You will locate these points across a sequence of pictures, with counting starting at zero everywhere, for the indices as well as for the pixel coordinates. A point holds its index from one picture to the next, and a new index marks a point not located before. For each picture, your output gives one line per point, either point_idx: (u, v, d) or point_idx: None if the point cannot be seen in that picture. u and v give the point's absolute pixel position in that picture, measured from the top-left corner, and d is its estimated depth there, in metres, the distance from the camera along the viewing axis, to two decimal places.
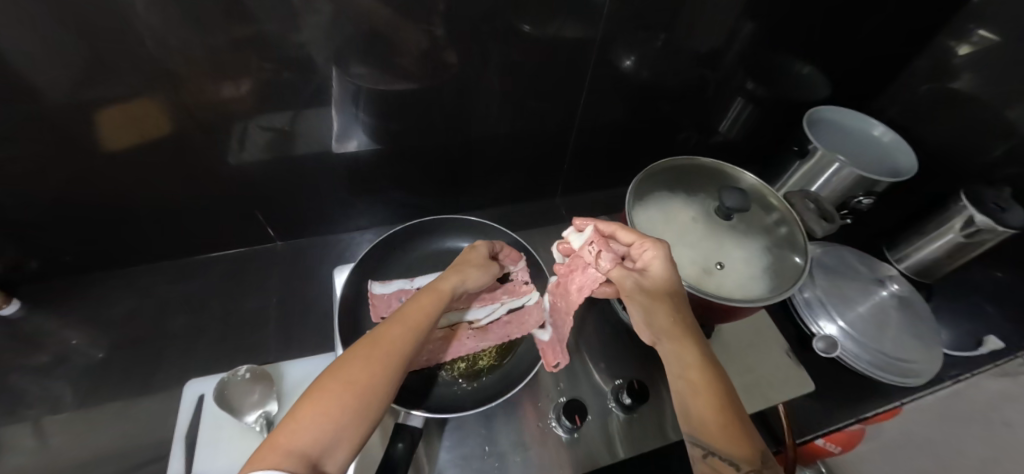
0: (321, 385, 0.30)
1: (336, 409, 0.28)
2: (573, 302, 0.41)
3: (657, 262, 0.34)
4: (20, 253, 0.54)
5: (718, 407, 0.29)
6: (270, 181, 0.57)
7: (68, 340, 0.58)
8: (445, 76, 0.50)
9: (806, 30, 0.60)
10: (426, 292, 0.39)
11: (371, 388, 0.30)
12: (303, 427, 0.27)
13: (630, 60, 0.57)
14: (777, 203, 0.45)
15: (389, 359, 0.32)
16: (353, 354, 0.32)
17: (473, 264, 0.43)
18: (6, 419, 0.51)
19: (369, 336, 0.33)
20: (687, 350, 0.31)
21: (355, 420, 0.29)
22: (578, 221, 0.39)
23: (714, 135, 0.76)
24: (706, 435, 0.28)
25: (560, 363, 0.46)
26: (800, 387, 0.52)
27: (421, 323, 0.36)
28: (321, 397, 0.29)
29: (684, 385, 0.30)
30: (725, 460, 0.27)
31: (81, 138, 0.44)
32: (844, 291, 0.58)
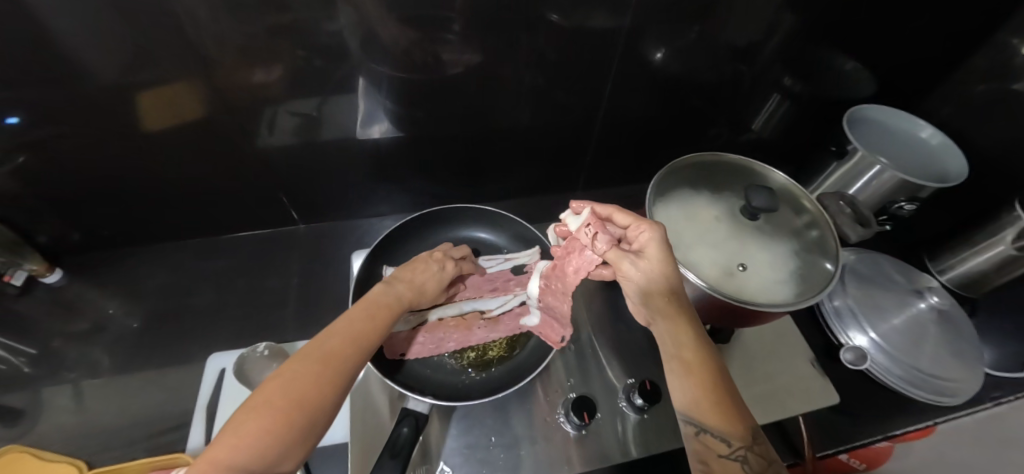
0: (262, 398, 0.25)
1: (284, 420, 0.25)
2: (571, 283, 0.39)
3: (653, 244, 0.32)
4: (64, 225, 0.58)
5: (711, 385, 0.27)
6: (294, 165, 0.58)
7: (105, 309, 0.61)
8: (468, 65, 0.50)
9: (854, 24, 0.56)
10: (375, 306, 0.36)
11: (318, 401, 0.26)
12: (243, 444, 0.23)
13: (660, 53, 0.55)
14: (810, 206, 0.43)
15: (343, 366, 0.29)
16: (297, 365, 0.28)
17: (424, 295, 0.41)
18: (49, 380, 0.55)
19: (315, 346, 0.30)
20: (681, 328, 0.29)
21: (304, 432, 0.25)
22: (576, 204, 0.38)
23: (745, 133, 0.73)
24: (698, 412, 0.27)
25: (564, 336, 0.44)
26: (822, 399, 0.49)
27: (372, 332, 0.33)
28: (259, 412, 0.24)
29: (677, 364, 0.29)
30: (717, 438, 0.25)
31: (119, 118, 0.46)
32: (877, 300, 0.54)
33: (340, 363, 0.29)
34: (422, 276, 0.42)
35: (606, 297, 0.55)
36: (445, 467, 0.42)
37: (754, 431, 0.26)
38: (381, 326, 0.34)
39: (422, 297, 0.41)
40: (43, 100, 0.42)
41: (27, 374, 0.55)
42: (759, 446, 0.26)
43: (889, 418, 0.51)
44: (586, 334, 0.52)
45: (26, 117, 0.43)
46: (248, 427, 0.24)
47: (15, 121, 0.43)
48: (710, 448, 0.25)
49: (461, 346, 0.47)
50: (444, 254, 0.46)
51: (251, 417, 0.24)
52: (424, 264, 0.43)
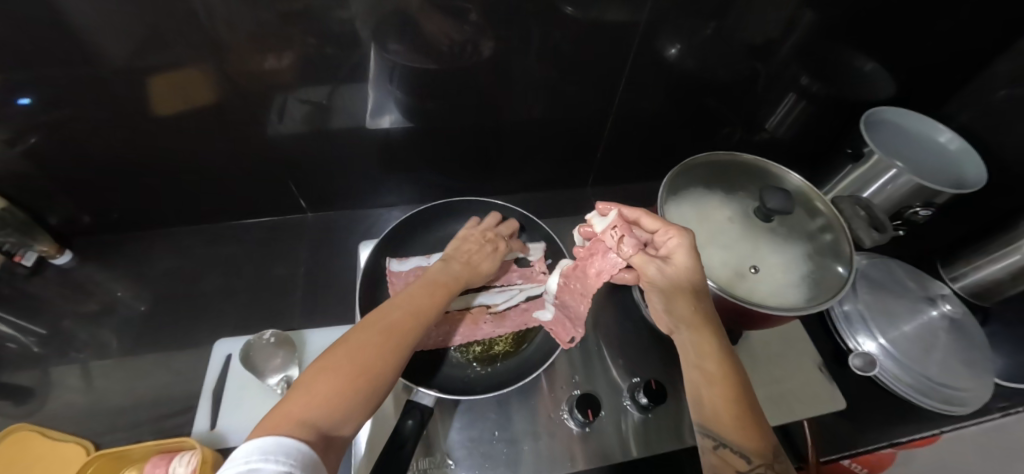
0: (329, 362, 0.28)
1: (347, 384, 0.27)
2: (591, 286, 0.39)
3: (681, 251, 0.32)
4: (74, 207, 0.58)
5: (733, 399, 0.28)
6: (303, 153, 0.58)
7: (114, 291, 0.61)
8: (481, 56, 0.49)
9: (876, 24, 0.55)
10: (433, 286, 0.39)
11: (380, 371, 0.29)
12: (312, 400, 0.25)
13: (675, 49, 0.54)
14: (823, 208, 0.43)
15: (400, 341, 0.31)
16: (366, 333, 0.30)
17: (479, 273, 0.44)
18: (58, 360, 0.56)
19: (381, 318, 0.32)
20: (705, 339, 0.30)
21: (366, 399, 0.27)
22: (602, 205, 0.37)
23: (759, 133, 0.72)
24: (716, 426, 0.28)
25: (575, 338, 0.44)
26: (828, 404, 0.49)
27: (429, 312, 0.35)
28: (332, 372, 0.27)
29: (700, 375, 0.30)
30: (737, 453, 0.26)
31: (130, 102, 0.46)
32: (888, 307, 0.54)
33: (398, 338, 0.31)
34: (475, 259, 0.45)
35: (613, 295, 0.55)
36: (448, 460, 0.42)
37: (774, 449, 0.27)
38: (438, 307, 0.36)
39: (474, 276, 0.44)
40: (55, 82, 0.42)
41: (37, 353, 0.56)
42: (780, 464, 0.27)
43: (895, 425, 0.51)
44: (592, 331, 0.52)
45: (38, 99, 0.43)
46: (317, 386, 0.26)
47: (27, 102, 0.44)
48: (729, 462, 0.26)
49: (467, 341, 0.47)
50: (496, 234, 0.49)
51: (318, 377, 0.27)
52: (477, 245, 0.47)
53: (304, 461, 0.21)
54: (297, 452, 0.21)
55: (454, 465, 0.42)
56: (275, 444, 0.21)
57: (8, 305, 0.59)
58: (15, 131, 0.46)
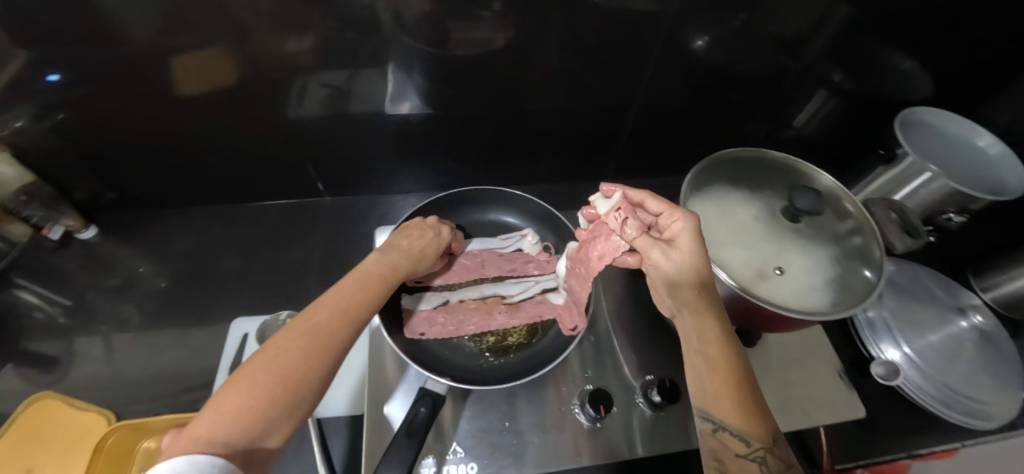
0: (248, 373, 0.26)
1: (267, 397, 0.25)
2: (593, 270, 0.40)
3: (687, 234, 0.31)
4: (100, 184, 0.59)
5: (735, 384, 0.28)
6: (321, 137, 0.58)
7: (136, 267, 0.62)
8: (502, 43, 0.48)
9: (913, 18, 0.52)
10: (368, 279, 0.36)
11: (305, 381, 0.27)
12: (225, 417, 0.24)
13: (702, 41, 0.52)
14: (854, 211, 0.41)
15: (333, 344, 0.30)
16: (287, 340, 0.28)
17: (422, 258, 0.43)
18: (82, 331, 0.57)
19: (305, 321, 0.30)
20: (708, 324, 0.30)
21: (287, 411, 0.26)
22: (606, 187, 0.37)
23: (785, 130, 0.69)
24: (717, 411, 0.28)
25: (578, 327, 0.45)
26: (848, 411, 0.48)
27: (366, 310, 0.34)
28: (244, 387, 0.25)
29: (703, 360, 0.29)
30: (736, 437, 0.27)
31: (152, 82, 0.46)
32: (914, 316, 0.52)
33: (330, 341, 0.29)
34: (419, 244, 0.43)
35: (628, 291, 0.55)
36: (458, 448, 0.43)
37: (774, 434, 0.27)
38: (371, 304, 0.34)
39: (416, 261, 0.42)
40: (82, 59, 0.43)
41: (62, 324, 0.58)
42: (780, 449, 0.27)
43: (915, 435, 0.49)
44: (604, 326, 0.51)
45: (65, 76, 0.44)
46: (230, 402, 0.24)
47: (55, 79, 0.44)
48: (727, 446, 0.27)
49: (482, 330, 0.47)
50: (437, 220, 0.48)
51: (233, 391, 0.25)
52: (419, 231, 0.45)
53: None
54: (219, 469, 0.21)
55: (464, 454, 0.42)
56: (188, 463, 0.20)
57: (38, 275, 0.61)
58: (43, 106, 0.47)
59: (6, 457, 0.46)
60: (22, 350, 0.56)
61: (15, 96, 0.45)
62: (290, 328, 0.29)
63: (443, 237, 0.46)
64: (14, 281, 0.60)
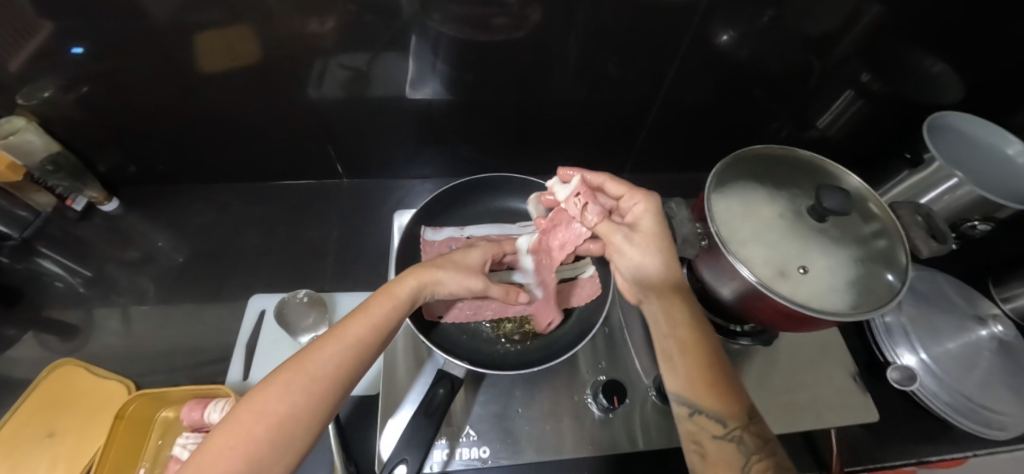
0: (240, 418, 0.25)
1: (254, 444, 0.25)
2: (555, 259, 0.43)
3: (648, 216, 0.36)
4: (123, 157, 0.60)
5: (705, 365, 0.31)
6: (341, 120, 0.58)
7: (154, 242, 0.63)
8: (526, 31, 0.48)
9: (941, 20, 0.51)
10: (379, 297, 0.34)
11: (298, 424, 0.26)
12: (209, 470, 0.23)
13: (727, 36, 0.52)
14: (878, 212, 0.41)
15: (325, 380, 0.28)
16: (281, 378, 0.27)
17: (474, 272, 0.40)
18: (101, 302, 0.58)
19: (303, 354, 0.29)
20: (676, 308, 0.33)
21: (278, 457, 0.25)
22: (564, 173, 0.42)
23: (809, 130, 0.68)
24: (693, 396, 0.30)
25: (553, 322, 0.44)
26: (862, 416, 0.48)
27: (366, 336, 0.32)
28: (237, 432, 0.25)
29: (674, 343, 0.32)
30: (711, 418, 0.29)
31: (176, 57, 0.47)
32: (933, 323, 0.51)
33: (321, 377, 0.28)
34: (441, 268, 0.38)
35: None
36: (471, 431, 0.43)
37: (749, 413, 0.29)
38: (378, 329, 0.33)
39: (469, 275, 0.39)
40: (107, 33, 0.43)
41: (82, 293, 0.59)
42: (753, 425, 0.29)
43: (927, 442, 0.49)
44: (618, 317, 0.51)
45: (89, 48, 0.44)
46: (214, 451, 0.24)
47: (79, 52, 0.45)
48: (705, 428, 0.29)
49: (499, 316, 0.47)
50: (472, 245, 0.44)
51: (227, 436, 0.25)
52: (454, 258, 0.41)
53: None
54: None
55: (476, 438, 0.43)
56: None
57: (60, 245, 0.62)
58: (68, 79, 0.47)
59: (30, 418, 0.47)
60: (42, 317, 0.57)
61: (42, 66, 0.45)
62: (283, 364, 0.28)
63: (485, 257, 0.43)
64: (38, 250, 0.61)
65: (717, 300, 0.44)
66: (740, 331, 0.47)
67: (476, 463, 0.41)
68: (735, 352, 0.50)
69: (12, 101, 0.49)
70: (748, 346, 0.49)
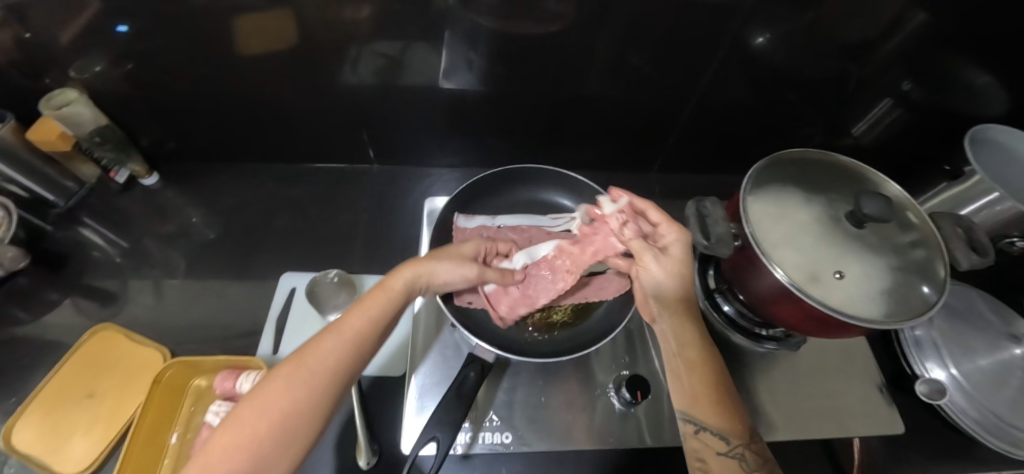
0: (245, 412, 0.27)
1: (257, 439, 0.26)
2: (581, 263, 0.45)
3: (677, 244, 0.39)
4: (163, 134, 0.62)
5: (711, 385, 0.34)
6: (374, 106, 0.59)
7: (189, 217, 0.65)
8: (561, 25, 0.48)
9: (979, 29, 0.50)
10: (375, 291, 0.36)
11: (300, 416, 0.28)
12: (217, 463, 0.25)
13: (764, 38, 0.51)
14: (917, 222, 0.41)
15: (324, 375, 0.29)
16: (280, 374, 0.29)
17: (467, 259, 0.42)
18: (135, 273, 0.60)
19: (301, 351, 0.30)
20: (686, 329, 0.36)
21: (283, 448, 0.27)
22: (616, 192, 0.44)
23: (843, 138, 0.67)
24: (698, 413, 0.33)
25: (507, 317, 0.44)
26: (886, 427, 0.47)
27: (365, 332, 0.33)
28: (241, 426, 0.26)
29: (681, 362, 0.35)
30: (715, 434, 0.32)
31: (220, 39, 0.48)
32: (964, 338, 0.51)
33: (320, 373, 0.29)
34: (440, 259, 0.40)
35: None
36: (494, 417, 0.44)
37: (750, 433, 0.32)
38: (374, 323, 0.34)
39: (462, 263, 0.41)
40: (152, 12, 0.44)
41: (119, 263, 0.61)
42: (753, 444, 0.31)
43: (952, 459, 0.48)
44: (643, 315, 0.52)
45: (134, 27, 0.46)
46: (220, 450, 0.25)
47: (124, 30, 0.46)
48: (709, 445, 0.32)
49: None
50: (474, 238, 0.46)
51: (231, 430, 0.26)
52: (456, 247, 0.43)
53: None
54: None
55: (499, 423, 0.44)
56: None
57: (101, 215, 0.64)
58: (115, 55, 0.49)
59: (69, 379, 0.49)
60: (81, 284, 0.59)
61: (89, 42, 0.47)
62: (283, 361, 0.30)
63: (478, 249, 0.45)
64: (79, 219, 0.63)
65: (748, 302, 0.44)
66: (766, 335, 0.48)
67: (498, 448, 0.42)
68: (760, 357, 0.50)
69: (66, 74, 0.51)
70: (772, 351, 0.49)
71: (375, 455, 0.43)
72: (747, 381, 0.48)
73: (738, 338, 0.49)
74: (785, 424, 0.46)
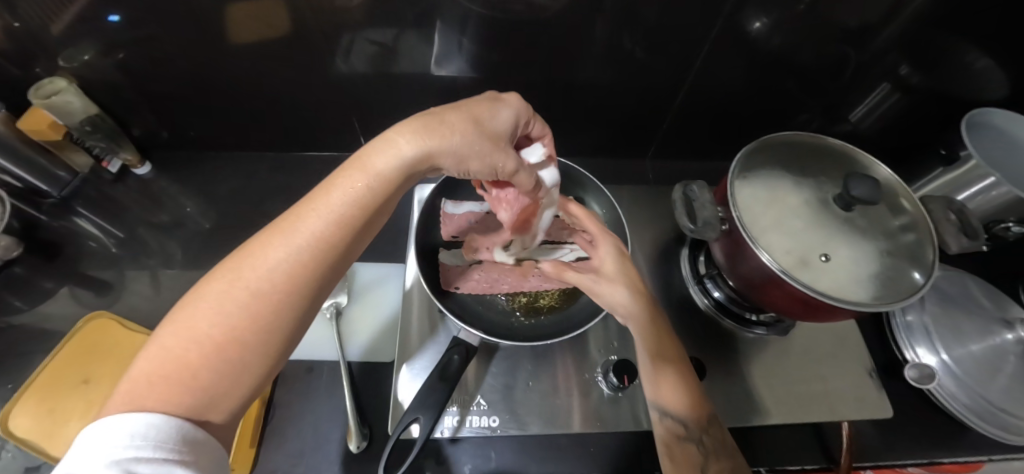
0: (172, 333, 0.22)
1: (191, 367, 0.22)
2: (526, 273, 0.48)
3: (608, 258, 0.42)
4: (156, 123, 0.62)
5: (677, 377, 0.36)
6: (366, 94, 0.59)
7: (183, 207, 0.65)
8: (554, 11, 0.47)
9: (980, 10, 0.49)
10: (351, 169, 0.29)
11: (243, 339, 0.24)
12: (144, 391, 0.21)
13: (761, 23, 0.50)
14: (910, 208, 0.40)
15: (274, 292, 0.25)
16: (212, 287, 0.24)
17: (503, 143, 0.33)
18: (131, 263, 0.60)
19: (240, 258, 0.25)
20: (650, 321, 0.38)
21: (230, 378, 0.23)
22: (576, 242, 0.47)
23: (840, 124, 0.66)
24: (667, 405, 0.35)
25: (458, 286, 0.47)
26: (874, 411, 0.47)
27: (328, 235, 0.27)
28: (168, 352, 0.22)
29: (648, 356, 0.37)
30: (679, 424, 0.34)
31: (211, 29, 0.48)
32: (957, 324, 0.50)
33: (266, 288, 0.24)
34: (453, 136, 0.30)
35: (663, 267, 0.55)
36: (482, 401, 0.44)
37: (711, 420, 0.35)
38: (344, 218, 0.27)
39: (498, 151, 0.32)
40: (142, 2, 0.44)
41: (114, 252, 0.61)
42: (713, 429, 0.34)
43: (943, 444, 0.48)
44: None
45: (125, 17, 0.46)
46: (144, 379, 0.21)
47: (116, 19, 0.46)
48: (672, 432, 0.34)
49: (514, 290, 0.48)
50: (512, 96, 0.36)
51: (156, 357, 0.22)
52: (485, 109, 0.33)
53: (183, 434, 0.21)
54: (182, 436, 0.21)
55: (487, 407, 0.44)
56: (152, 425, 0.20)
57: (96, 205, 0.64)
58: (106, 45, 0.49)
59: (65, 366, 0.49)
60: (77, 273, 0.59)
61: (80, 31, 0.47)
62: (215, 273, 0.25)
63: (516, 120, 0.35)
64: (74, 208, 0.64)
65: (737, 288, 0.44)
66: (756, 320, 0.49)
67: (486, 432, 0.43)
68: (750, 342, 0.50)
69: (56, 63, 0.51)
70: (762, 336, 0.50)
71: (365, 439, 0.44)
72: (738, 366, 0.48)
73: (727, 322, 0.50)
74: (773, 406, 0.46)
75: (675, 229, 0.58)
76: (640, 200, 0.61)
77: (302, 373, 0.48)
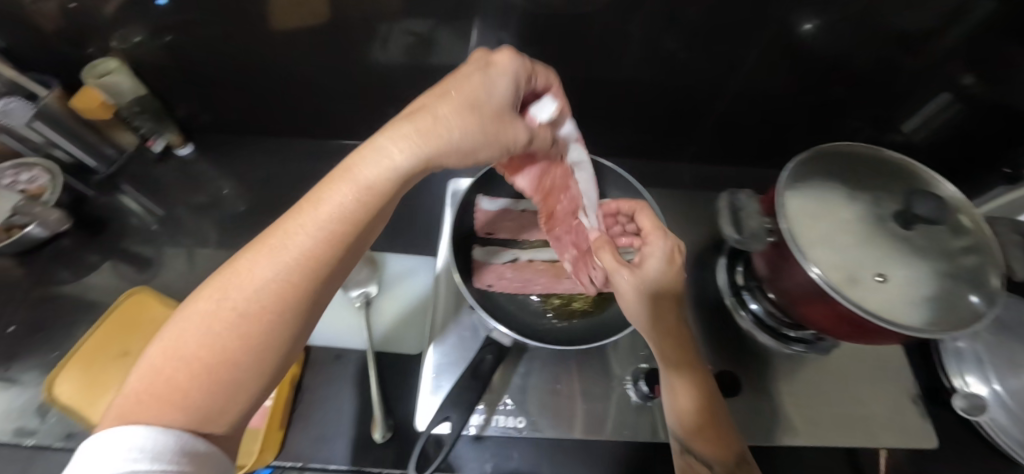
0: (156, 356, 0.21)
1: (181, 388, 0.21)
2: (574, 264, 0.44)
3: (654, 258, 0.36)
4: (197, 106, 0.64)
5: (700, 409, 0.35)
6: (401, 84, 0.59)
7: (221, 189, 0.67)
8: (595, 7, 0.46)
9: None
10: (337, 176, 0.26)
11: (234, 360, 0.22)
12: (133, 412, 0.20)
13: (811, 25, 0.48)
14: (971, 227, 0.38)
15: (263, 314, 0.23)
16: (197, 307, 0.22)
17: (506, 120, 0.30)
18: (169, 241, 0.62)
19: (227, 277, 0.23)
20: (671, 346, 0.36)
21: (228, 396, 0.22)
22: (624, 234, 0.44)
23: (890, 133, 0.63)
24: (689, 439, 0.35)
25: (491, 284, 0.47)
26: (915, 442, 0.45)
27: (317, 250, 0.24)
28: (157, 373, 0.21)
29: (672, 386, 0.36)
30: (700, 460, 0.34)
31: (253, 15, 0.48)
32: (1014, 354, 0.48)
33: (254, 310, 0.23)
34: (451, 134, 0.27)
35: (698, 276, 0.54)
36: (508, 401, 0.44)
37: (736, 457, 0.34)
38: (332, 229, 0.25)
39: (502, 136, 0.29)
40: None
41: (154, 230, 0.63)
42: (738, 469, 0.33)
43: None
44: None
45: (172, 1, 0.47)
46: (133, 397, 0.20)
47: (163, 4, 0.47)
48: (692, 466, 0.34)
49: (547, 291, 0.47)
50: (511, 51, 0.31)
51: (145, 375, 0.21)
52: (466, 80, 0.29)
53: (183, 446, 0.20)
54: (181, 448, 0.20)
55: (513, 407, 0.44)
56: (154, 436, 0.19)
57: (140, 184, 0.66)
58: (153, 28, 0.50)
59: (107, 338, 0.51)
60: (120, 248, 0.61)
61: (130, 15, 0.48)
62: (201, 290, 0.23)
63: (517, 79, 0.31)
64: (119, 186, 0.66)
65: (779, 302, 0.42)
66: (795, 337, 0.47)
67: (511, 432, 0.43)
68: (787, 358, 0.48)
69: (108, 44, 0.52)
70: (800, 353, 0.48)
71: (390, 430, 0.44)
72: (772, 381, 0.47)
73: (765, 337, 0.48)
74: (807, 427, 0.45)
75: (711, 236, 0.57)
76: (675, 204, 0.59)
77: (330, 360, 0.49)
